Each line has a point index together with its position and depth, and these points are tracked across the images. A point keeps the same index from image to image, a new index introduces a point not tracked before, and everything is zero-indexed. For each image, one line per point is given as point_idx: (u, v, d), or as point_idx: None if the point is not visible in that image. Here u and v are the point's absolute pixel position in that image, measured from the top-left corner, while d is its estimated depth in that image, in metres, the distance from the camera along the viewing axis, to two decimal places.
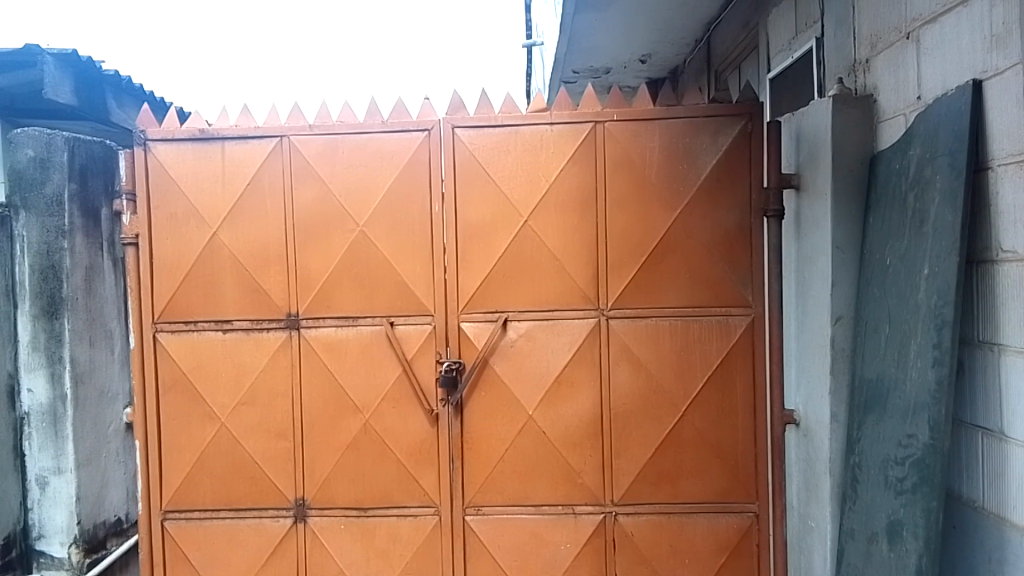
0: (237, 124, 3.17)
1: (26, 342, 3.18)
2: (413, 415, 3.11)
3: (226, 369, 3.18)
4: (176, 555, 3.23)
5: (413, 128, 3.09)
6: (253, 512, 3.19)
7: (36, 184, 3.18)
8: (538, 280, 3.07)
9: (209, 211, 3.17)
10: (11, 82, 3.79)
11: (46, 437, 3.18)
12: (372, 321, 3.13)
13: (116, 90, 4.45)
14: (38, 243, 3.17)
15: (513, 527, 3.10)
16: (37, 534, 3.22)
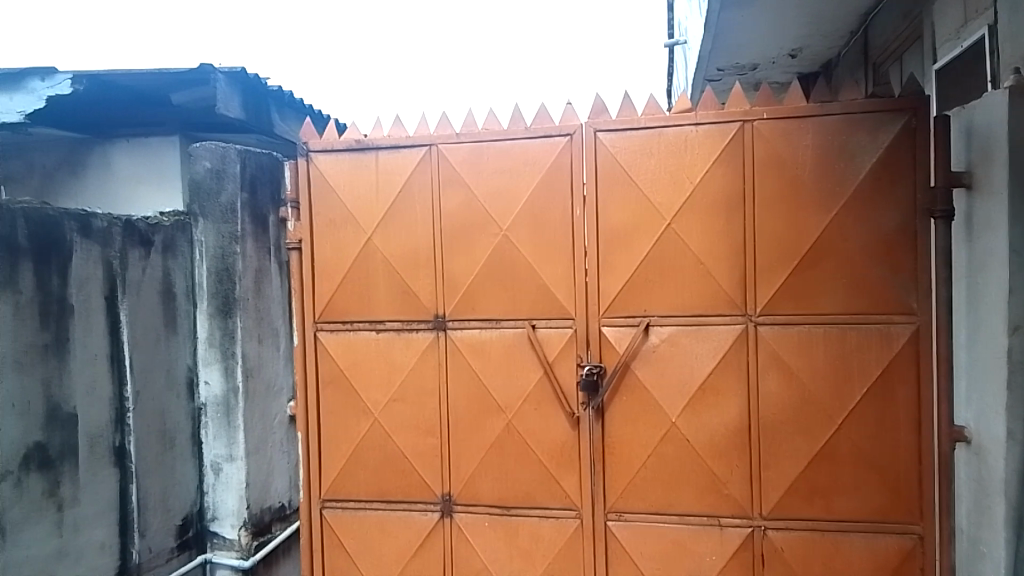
0: (389, 134, 3.33)
1: (204, 338, 3.46)
2: (555, 417, 3.14)
3: (378, 367, 3.34)
4: (333, 541, 3.43)
5: (555, 133, 3.12)
6: (402, 505, 3.33)
7: (212, 194, 3.44)
8: (682, 285, 3.02)
9: (363, 217, 3.33)
10: (188, 99, 4.13)
11: (220, 426, 3.45)
12: (514, 324, 3.19)
13: (279, 103, 4.79)
14: (214, 248, 3.43)
15: (656, 534, 3.07)
16: (211, 516, 3.50)
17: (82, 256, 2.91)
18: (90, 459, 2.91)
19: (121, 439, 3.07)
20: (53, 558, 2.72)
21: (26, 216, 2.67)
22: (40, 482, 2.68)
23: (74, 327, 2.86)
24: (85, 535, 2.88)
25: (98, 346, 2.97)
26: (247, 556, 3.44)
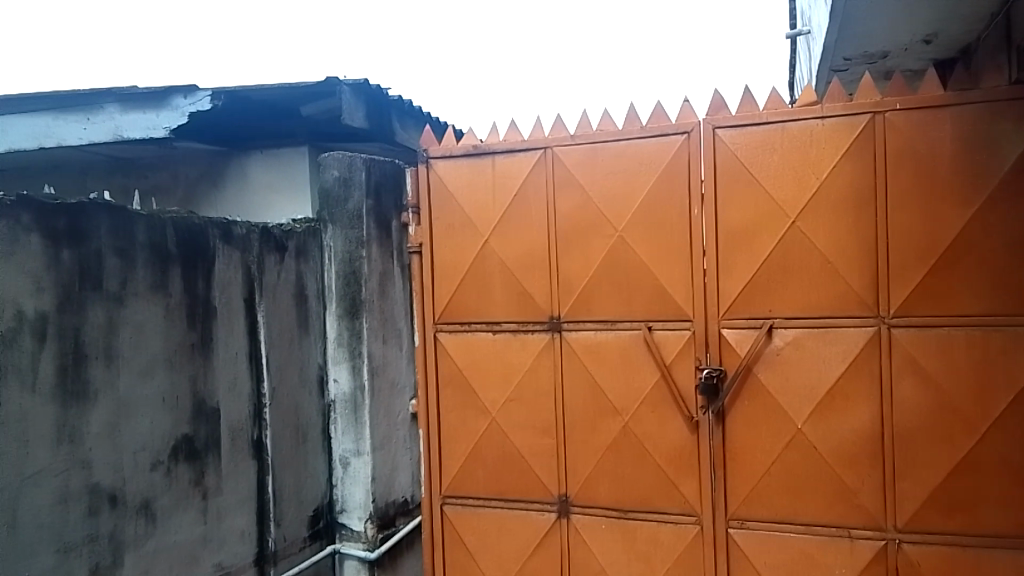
0: (505, 139, 3.38)
1: (333, 338, 3.66)
2: (673, 421, 3.10)
3: (496, 368, 3.40)
4: (453, 537, 3.52)
5: (672, 132, 3.08)
6: (520, 504, 3.38)
7: (340, 201, 3.62)
8: (806, 285, 2.91)
9: (480, 220, 3.41)
10: (316, 111, 4.36)
11: (348, 422, 3.62)
12: (631, 325, 3.16)
13: (400, 112, 4.96)
14: (342, 252, 3.61)
15: (780, 543, 2.97)
16: (340, 508, 3.67)
17: (224, 262, 3.11)
18: (232, 451, 3.11)
19: (259, 433, 3.27)
20: (199, 543, 2.94)
21: (176, 224, 2.86)
22: (187, 472, 2.89)
23: (217, 328, 3.06)
24: (228, 523, 3.09)
25: (239, 346, 3.17)
26: (373, 548, 3.58)
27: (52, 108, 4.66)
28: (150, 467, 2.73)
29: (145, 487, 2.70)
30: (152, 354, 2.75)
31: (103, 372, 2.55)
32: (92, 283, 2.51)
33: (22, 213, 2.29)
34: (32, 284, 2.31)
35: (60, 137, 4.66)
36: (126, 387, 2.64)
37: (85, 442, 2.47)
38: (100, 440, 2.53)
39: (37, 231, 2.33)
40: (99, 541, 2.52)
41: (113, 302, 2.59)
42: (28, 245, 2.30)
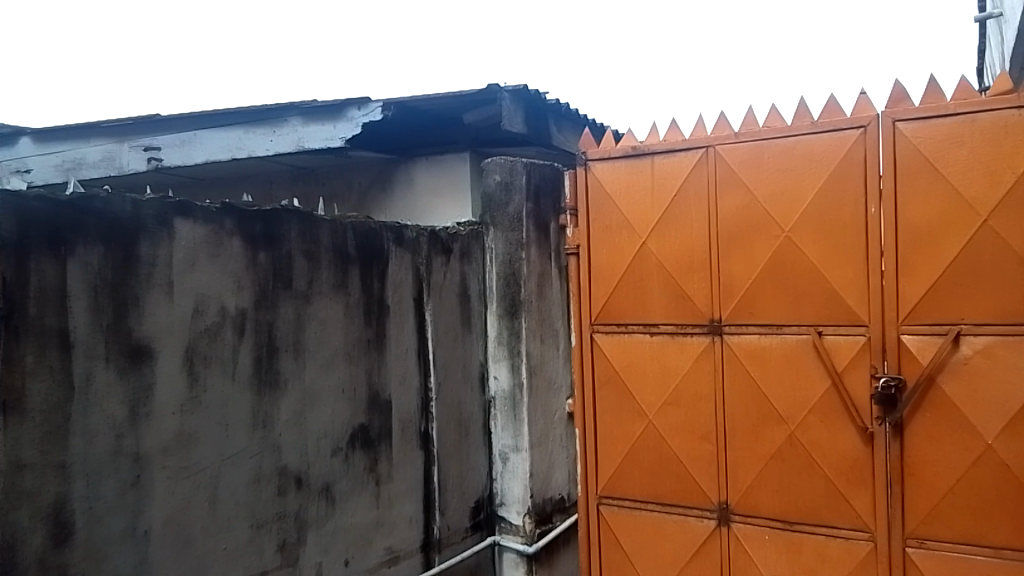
0: (666, 139, 3.35)
1: (494, 337, 3.78)
2: (844, 431, 2.94)
3: (653, 370, 3.38)
4: (610, 537, 3.53)
5: (846, 126, 2.92)
6: (678, 509, 3.33)
7: (502, 205, 3.74)
8: (999, 289, 2.67)
9: (639, 221, 3.39)
10: (477, 117, 4.53)
11: (508, 418, 3.73)
12: (798, 330, 3.04)
13: (556, 115, 5.05)
14: (503, 254, 3.73)
15: (965, 568, 2.75)
16: (500, 501, 3.78)
17: (396, 263, 3.29)
18: (402, 441, 3.30)
19: (426, 425, 3.43)
20: (372, 527, 3.14)
21: (354, 228, 3.08)
22: (362, 459, 3.10)
23: (389, 325, 3.25)
24: (397, 509, 3.27)
25: (408, 342, 3.35)
26: (531, 543, 3.67)
27: (243, 121, 5.11)
28: (331, 453, 2.95)
29: (326, 471, 2.93)
30: (333, 348, 2.97)
31: (291, 363, 2.79)
32: (282, 282, 2.76)
33: (225, 219, 2.55)
34: (233, 283, 2.57)
35: (250, 148, 5.11)
36: (311, 378, 2.87)
37: (275, 427, 2.72)
38: (288, 425, 2.77)
39: (238, 235, 2.60)
40: (286, 518, 2.76)
41: (301, 299, 2.83)
42: (231, 248, 2.57)
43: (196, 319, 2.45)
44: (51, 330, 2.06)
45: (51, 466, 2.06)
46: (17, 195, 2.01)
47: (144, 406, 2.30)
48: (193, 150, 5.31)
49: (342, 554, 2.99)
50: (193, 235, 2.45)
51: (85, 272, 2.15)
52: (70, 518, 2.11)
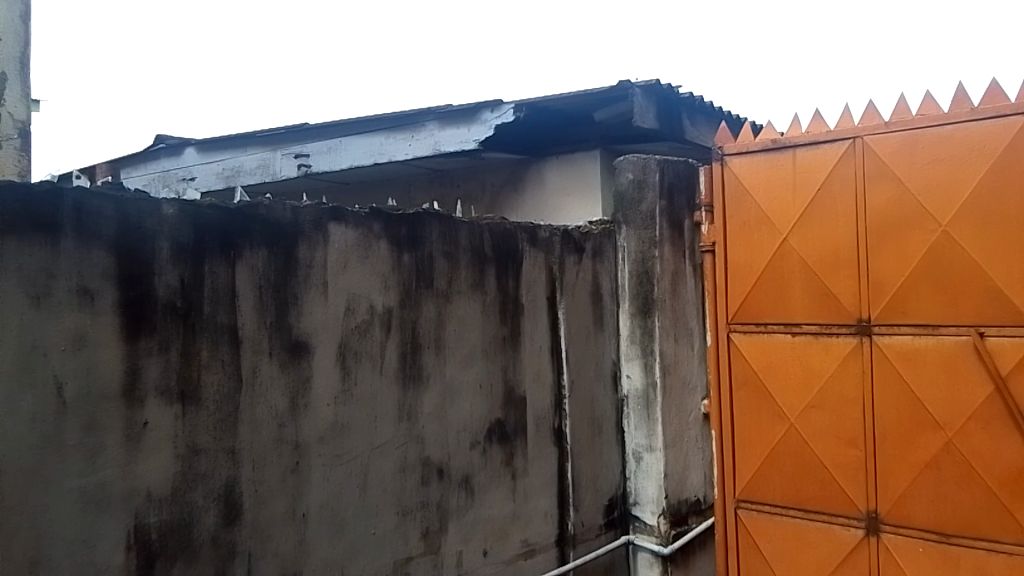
0: (808, 130, 3.22)
1: (627, 335, 3.77)
2: (1009, 439, 2.74)
3: (795, 371, 3.26)
4: (748, 542, 3.44)
5: (1012, 112, 2.72)
6: (822, 516, 3.20)
7: (635, 203, 3.73)
8: None
9: (779, 217, 3.29)
10: (608, 115, 4.54)
11: (641, 417, 3.71)
12: (956, 330, 2.85)
13: (689, 110, 4.98)
14: (636, 253, 3.72)
15: None
16: (634, 500, 3.78)
17: (530, 262, 3.36)
18: (537, 438, 3.36)
19: (560, 422, 3.49)
20: (509, 519, 3.22)
21: (491, 230, 3.17)
22: (499, 453, 3.19)
23: (524, 323, 3.32)
24: (533, 503, 3.34)
25: (543, 340, 3.41)
26: (666, 544, 3.62)
27: (383, 128, 5.35)
28: (470, 446, 3.06)
29: (465, 464, 3.04)
30: (472, 345, 3.08)
31: (433, 359, 2.92)
32: (425, 282, 2.89)
33: (374, 223, 2.71)
34: (381, 283, 2.73)
35: (390, 153, 5.35)
36: (451, 373, 2.99)
37: (419, 419, 2.85)
38: (431, 418, 2.90)
39: (385, 238, 2.75)
40: (430, 507, 2.89)
41: (442, 298, 2.95)
42: (379, 250, 2.72)
43: (348, 317, 2.62)
44: (223, 327, 2.28)
45: (223, 451, 2.27)
46: (193, 205, 2.23)
47: (303, 397, 2.48)
48: (338, 156, 5.62)
49: (482, 544, 3.10)
50: (345, 239, 2.61)
51: (252, 274, 2.35)
52: (239, 499, 2.31)
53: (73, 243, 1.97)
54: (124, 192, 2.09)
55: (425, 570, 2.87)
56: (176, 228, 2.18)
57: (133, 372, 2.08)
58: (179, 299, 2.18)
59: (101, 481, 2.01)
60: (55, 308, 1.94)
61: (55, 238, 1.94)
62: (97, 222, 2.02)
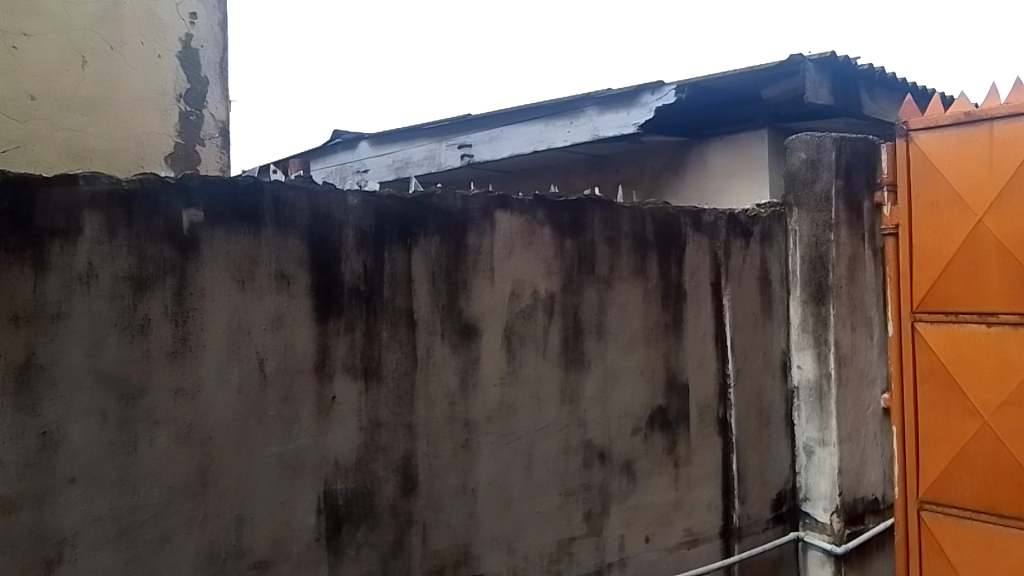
0: (1008, 101, 2.92)
1: (797, 324, 3.60)
2: None
3: (989, 365, 2.99)
4: (932, 545, 3.17)
5: None
6: (1019, 522, 2.94)
7: (807, 184, 3.54)
8: None
9: (972, 197, 3.01)
10: (777, 91, 4.34)
11: (813, 410, 3.54)
12: None
13: (868, 83, 4.64)
14: (808, 236, 3.54)
15: None
16: (804, 496, 3.62)
17: (694, 247, 3.28)
18: (700, 426, 3.30)
19: (725, 411, 3.40)
20: (672, 507, 3.19)
21: (654, 215, 3.13)
22: (662, 439, 3.16)
23: (687, 310, 3.26)
24: (697, 492, 3.29)
25: (707, 327, 3.33)
26: (840, 543, 3.45)
27: (543, 115, 5.41)
28: (632, 432, 3.05)
29: (628, 449, 3.04)
30: (634, 331, 3.07)
31: (595, 344, 2.94)
32: (587, 267, 2.91)
33: (538, 210, 2.76)
34: (544, 268, 2.78)
35: (550, 140, 5.40)
36: (613, 359, 2.99)
37: (582, 403, 2.89)
38: (593, 402, 2.93)
39: (548, 224, 2.79)
40: (592, 490, 2.92)
41: (604, 284, 2.96)
42: (542, 236, 2.78)
43: (513, 301, 2.69)
44: (400, 309, 2.42)
45: (401, 426, 2.42)
46: (375, 196, 2.38)
47: (472, 377, 2.58)
48: (500, 145, 5.74)
49: (644, 530, 3.09)
50: (510, 226, 2.68)
51: (426, 260, 2.47)
52: (414, 472, 2.45)
53: (272, 233, 2.17)
54: (314, 185, 2.26)
55: (588, 551, 2.91)
56: (359, 217, 2.34)
57: (322, 350, 2.26)
58: (363, 283, 2.34)
59: (296, 449, 2.21)
60: (258, 291, 2.15)
61: (257, 228, 2.15)
62: (293, 213, 2.21)
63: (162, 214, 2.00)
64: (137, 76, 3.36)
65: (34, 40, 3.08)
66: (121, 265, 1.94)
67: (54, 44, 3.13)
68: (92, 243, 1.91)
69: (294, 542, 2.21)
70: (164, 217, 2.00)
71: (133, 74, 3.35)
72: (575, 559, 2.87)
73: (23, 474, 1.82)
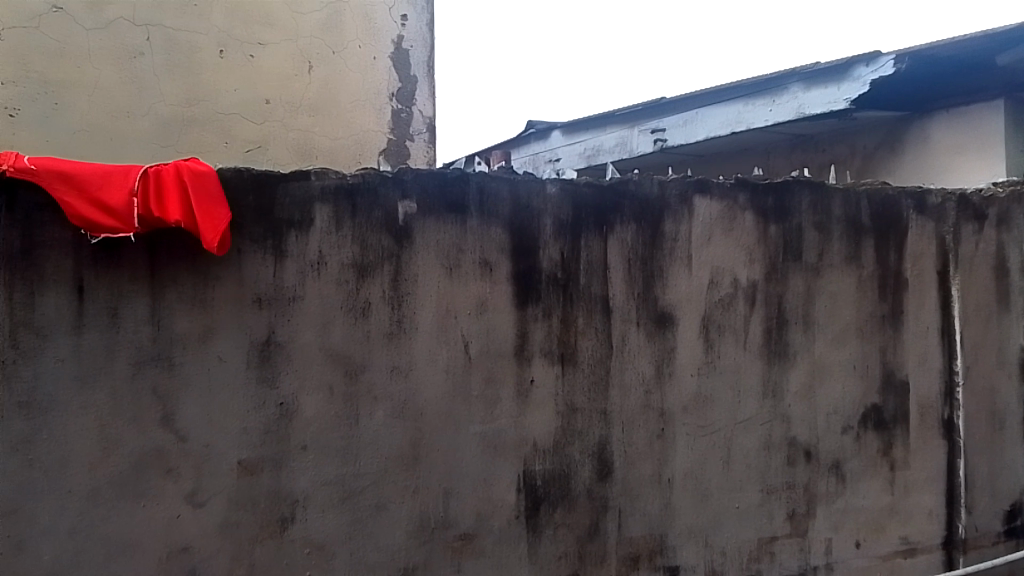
0: None
1: None
2: None
3: None
4: None
5: None
6: None
7: None
8: None
9: None
10: (1015, 57, 3.84)
11: None
12: None
13: None
14: None
15: None
16: None
17: (916, 233, 3.00)
18: (921, 428, 3.02)
19: (950, 413, 3.08)
20: (886, 512, 2.95)
21: (869, 196, 2.89)
22: (876, 440, 2.94)
23: (907, 300, 2.99)
24: (915, 499, 3.02)
25: (930, 320, 3.04)
26: None
27: (742, 95, 5.18)
28: (841, 430, 2.87)
29: (837, 448, 2.86)
30: (846, 323, 2.87)
31: (801, 336, 2.78)
32: (793, 254, 2.76)
33: (739, 194, 2.66)
34: (746, 255, 2.68)
35: (750, 121, 5.16)
36: (821, 352, 2.82)
37: (785, 397, 2.76)
38: (798, 397, 2.78)
39: (751, 210, 2.68)
40: (796, 489, 2.78)
41: (811, 272, 2.79)
42: (745, 222, 2.67)
43: (712, 289, 2.62)
44: (596, 297, 2.44)
45: (597, 411, 2.45)
46: (573, 184, 2.41)
47: (668, 366, 2.55)
48: (695, 128, 5.58)
49: (854, 535, 2.89)
50: (710, 212, 2.61)
51: (622, 247, 2.47)
52: (610, 458, 2.47)
53: (476, 222, 2.28)
54: (516, 174, 2.34)
55: (791, 552, 2.78)
56: (557, 205, 2.38)
57: (522, 335, 2.34)
58: (560, 270, 2.39)
59: (499, 429, 2.31)
60: (464, 277, 2.26)
61: (464, 218, 2.26)
62: (497, 202, 2.30)
63: (380, 207, 2.16)
64: (355, 79, 3.63)
65: (269, 49, 3.45)
66: (346, 253, 2.13)
67: (285, 52, 3.48)
68: (322, 233, 2.10)
69: (495, 518, 2.32)
70: (383, 209, 2.17)
71: (354, 76, 3.63)
72: (777, 559, 2.75)
73: (265, 439, 2.05)
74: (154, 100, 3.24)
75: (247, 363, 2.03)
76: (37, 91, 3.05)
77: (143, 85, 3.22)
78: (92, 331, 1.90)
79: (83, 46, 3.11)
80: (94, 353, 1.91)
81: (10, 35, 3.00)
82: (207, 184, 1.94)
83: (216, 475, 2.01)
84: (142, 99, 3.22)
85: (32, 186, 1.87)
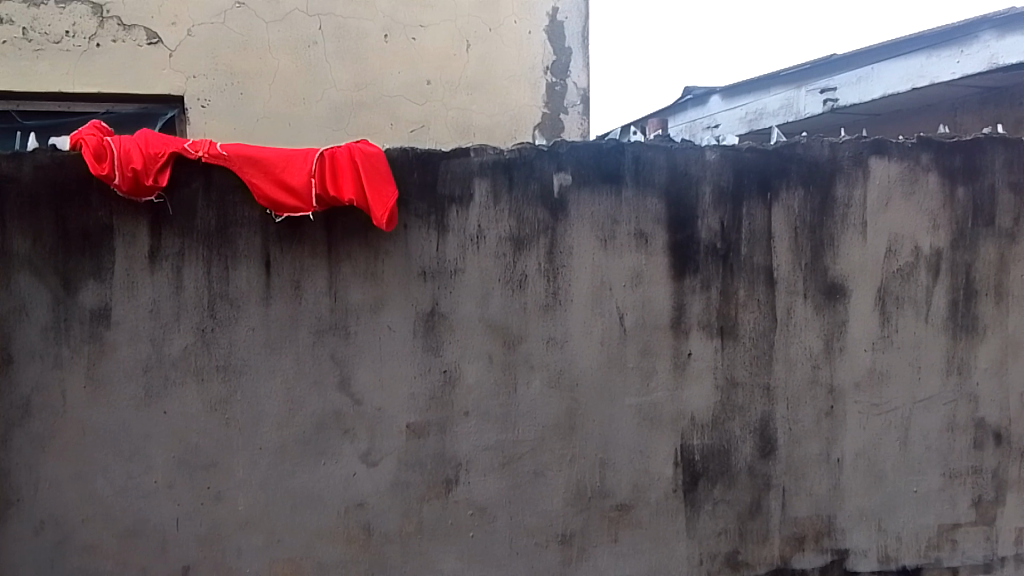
0: None
1: None
2: None
3: None
4: None
5: None
6: None
7: None
8: None
9: None
10: None
11: None
12: None
13: None
14: None
15: None
16: None
17: None
18: None
19: None
20: None
21: None
22: None
23: None
24: None
25: None
26: None
27: (927, 46, 4.74)
28: None
29: None
30: None
31: (993, 309, 2.53)
32: (985, 219, 2.50)
33: (922, 154, 2.44)
34: (928, 221, 2.46)
35: (933, 75, 4.72)
36: (1015, 326, 2.56)
37: (973, 375, 2.53)
38: (988, 375, 2.54)
39: (935, 171, 2.46)
40: (983, 474, 2.56)
41: (1006, 238, 2.53)
42: (927, 183, 2.46)
43: (889, 258, 2.44)
44: (759, 267, 2.35)
45: (759, 386, 2.37)
46: (734, 150, 2.32)
47: (839, 340, 2.42)
48: (870, 85, 5.17)
49: None
50: (887, 174, 2.42)
51: (788, 215, 2.36)
52: (774, 435, 2.39)
53: (632, 192, 2.25)
54: (674, 142, 2.28)
55: (976, 541, 2.56)
56: (717, 172, 2.31)
57: (680, 306, 2.30)
58: (720, 240, 2.31)
59: (655, 402, 2.29)
60: (619, 248, 2.25)
61: (619, 188, 2.25)
62: (652, 171, 2.27)
63: (536, 179, 2.20)
64: (512, 55, 3.67)
65: (429, 30, 3.57)
66: (504, 227, 2.18)
67: (445, 33, 3.59)
68: (481, 207, 2.17)
69: (653, 490, 2.31)
70: (539, 181, 2.20)
71: (510, 52, 3.67)
72: (960, 548, 2.55)
73: (431, 405, 2.17)
74: (326, 86, 3.46)
75: (414, 333, 2.15)
76: (225, 82, 3.34)
77: (316, 72, 3.44)
78: (279, 302, 2.09)
79: (264, 37, 3.38)
80: (279, 322, 2.09)
81: (200, 30, 3.31)
82: (376, 164, 2.05)
83: (387, 437, 2.15)
84: (316, 85, 3.44)
85: (225, 169, 2.06)
